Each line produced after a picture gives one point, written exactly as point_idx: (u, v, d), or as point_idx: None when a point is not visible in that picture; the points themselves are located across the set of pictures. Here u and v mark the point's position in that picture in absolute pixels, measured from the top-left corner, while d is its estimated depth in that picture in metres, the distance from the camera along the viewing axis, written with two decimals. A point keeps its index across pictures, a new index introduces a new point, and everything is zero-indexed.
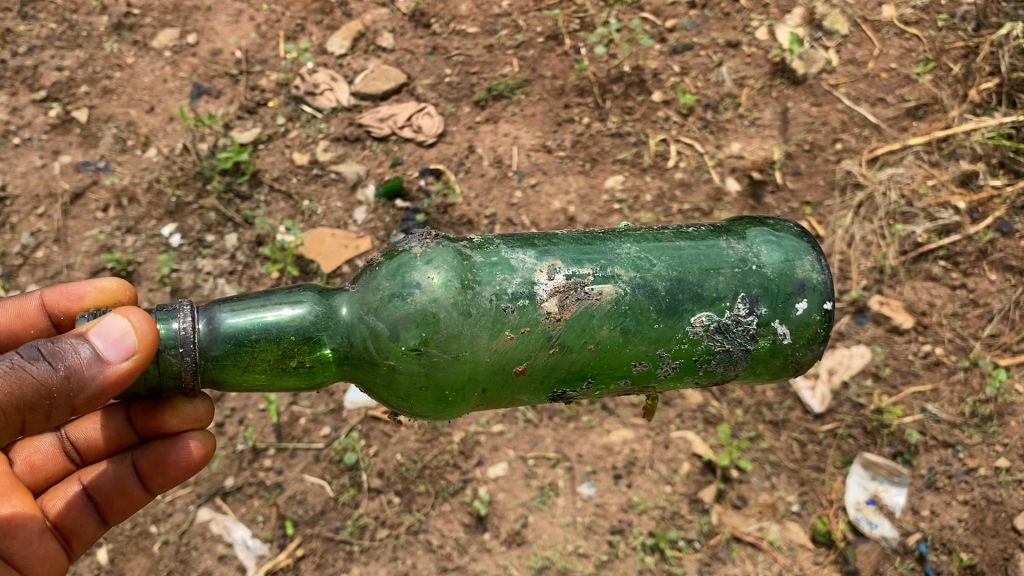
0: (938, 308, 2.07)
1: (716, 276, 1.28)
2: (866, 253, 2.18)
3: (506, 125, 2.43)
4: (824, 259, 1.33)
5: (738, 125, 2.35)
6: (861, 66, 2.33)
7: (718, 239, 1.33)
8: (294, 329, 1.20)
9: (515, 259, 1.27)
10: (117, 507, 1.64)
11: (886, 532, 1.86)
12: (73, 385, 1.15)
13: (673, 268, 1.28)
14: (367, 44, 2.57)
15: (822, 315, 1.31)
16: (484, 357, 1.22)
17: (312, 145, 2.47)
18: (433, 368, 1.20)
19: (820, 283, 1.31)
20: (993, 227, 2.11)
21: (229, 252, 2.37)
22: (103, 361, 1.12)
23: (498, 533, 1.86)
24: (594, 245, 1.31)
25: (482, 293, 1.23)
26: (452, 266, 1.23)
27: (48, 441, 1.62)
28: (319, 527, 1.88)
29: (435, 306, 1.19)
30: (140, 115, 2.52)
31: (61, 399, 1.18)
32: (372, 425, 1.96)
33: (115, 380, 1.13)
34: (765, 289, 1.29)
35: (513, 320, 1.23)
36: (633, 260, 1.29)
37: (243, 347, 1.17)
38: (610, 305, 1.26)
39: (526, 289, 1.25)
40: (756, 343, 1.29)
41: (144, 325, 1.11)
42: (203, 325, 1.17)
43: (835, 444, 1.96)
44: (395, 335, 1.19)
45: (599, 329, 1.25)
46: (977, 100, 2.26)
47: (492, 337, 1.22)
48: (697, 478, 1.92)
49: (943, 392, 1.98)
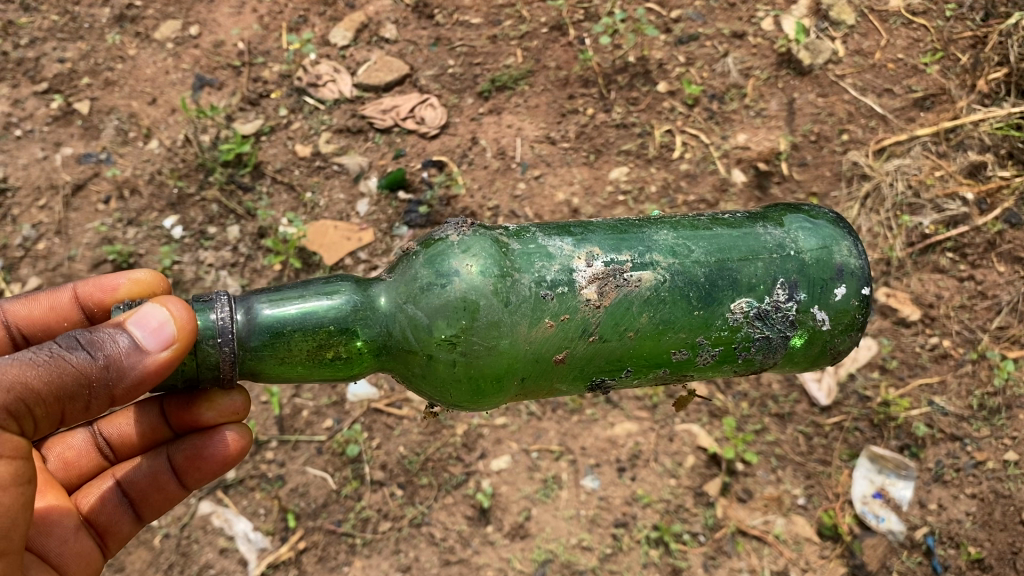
0: (945, 300, 2.05)
1: (755, 263, 1.24)
2: (873, 245, 2.17)
3: (510, 117, 2.42)
4: (861, 244, 1.30)
5: (743, 116, 2.33)
6: (868, 56, 2.31)
7: (754, 225, 1.29)
8: (332, 319, 1.15)
9: (551, 247, 1.23)
10: (151, 503, 1.59)
11: (892, 526, 1.85)
12: (113, 375, 1.09)
13: (713, 254, 1.24)
14: (370, 34, 2.55)
15: (861, 301, 1.27)
16: (523, 345, 1.17)
17: (314, 137, 2.46)
18: (472, 357, 1.15)
19: (858, 267, 1.27)
20: (1002, 218, 2.08)
21: (231, 244, 2.35)
22: (146, 348, 1.06)
23: (502, 526, 1.85)
24: (631, 233, 1.27)
25: (520, 280, 1.18)
26: (489, 253, 1.18)
27: (81, 437, 1.58)
28: (322, 520, 1.87)
29: (473, 293, 1.15)
30: (142, 107, 2.51)
31: (100, 390, 1.11)
32: (375, 417, 1.95)
33: (156, 371, 1.07)
34: (804, 275, 1.25)
35: (552, 307, 1.19)
36: (671, 247, 1.25)
37: (280, 337, 1.13)
38: (650, 292, 1.21)
39: (564, 276, 1.21)
40: (795, 329, 1.26)
41: (183, 313, 1.07)
42: (241, 315, 1.12)
43: (842, 437, 1.94)
44: (431, 324, 1.14)
45: (638, 317, 1.21)
46: (986, 90, 2.23)
47: (530, 325, 1.18)
48: (702, 471, 1.90)
49: (950, 384, 1.96)
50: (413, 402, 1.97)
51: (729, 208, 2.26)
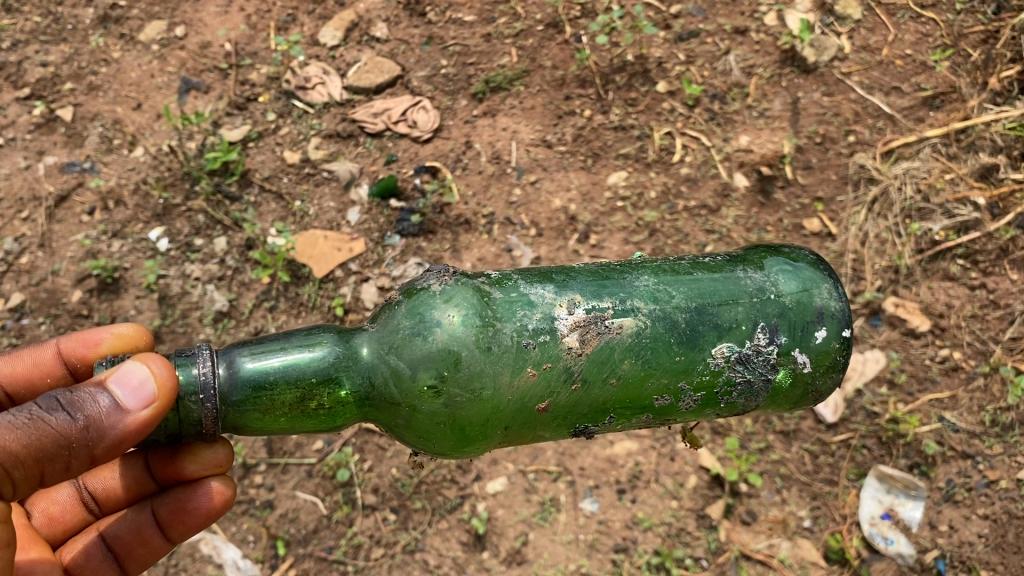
0: (957, 309, 1.97)
1: (734, 307, 1.21)
2: (881, 252, 2.09)
3: (505, 119, 2.34)
4: (841, 287, 1.27)
5: (746, 117, 2.24)
6: (875, 52, 2.22)
7: (734, 269, 1.26)
8: (313, 371, 1.14)
9: (533, 294, 1.21)
10: (135, 557, 1.55)
11: (902, 549, 1.78)
12: (93, 435, 1.06)
13: (693, 298, 1.22)
14: (361, 33, 2.47)
15: (841, 343, 1.25)
16: (506, 394, 1.15)
17: (303, 142, 2.38)
18: (455, 407, 1.13)
19: (837, 310, 1.24)
20: (1015, 224, 1.99)
21: (218, 257, 2.28)
22: (126, 409, 1.04)
23: (497, 552, 1.80)
24: (611, 279, 1.24)
25: (503, 329, 1.16)
26: (472, 303, 1.16)
27: (66, 492, 1.57)
28: (313, 547, 1.83)
29: (456, 344, 1.13)
30: (127, 113, 2.44)
31: (81, 453, 1.08)
32: (367, 439, 1.89)
33: (137, 429, 1.05)
34: (785, 318, 1.22)
35: (534, 356, 1.16)
36: (651, 292, 1.22)
37: (264, 391, 1.11)
38: (632, 338, 1.19)
39: (546, 324, 1.18)
40: (776, 372, 1.22)
41: (165, 372, 1.04)
42: (223, 369, 1.10)
43: (849, 456, 1.88)
44: (415, 374, 1.13)
45: (621, 363, 1.18)
46: (998, 88, 2.14)
47: (513, 373, 1.15)
48: (705, 492, 1.85)
49: (961, 399, 1.89)
50: None
51: (731, 214, 2.18)
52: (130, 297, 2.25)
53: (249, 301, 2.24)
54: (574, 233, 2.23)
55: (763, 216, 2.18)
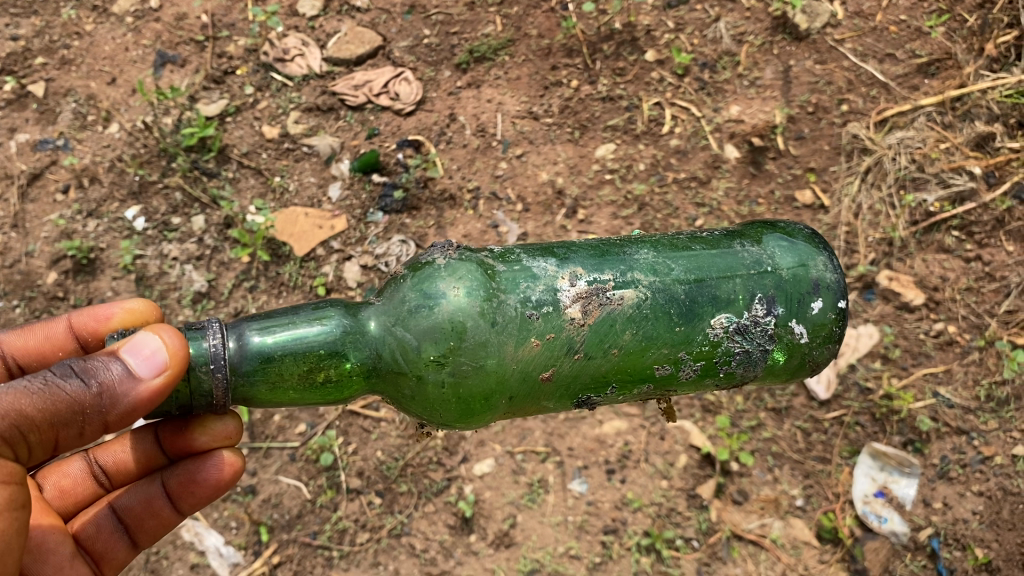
0: (951, 282, 1.93)
1: (732, 280, 1.17)
2: (875, 224, 2.05)
3: (490, 90, 2.28)
4: (837, 259, 1.22)
5: (736, 87, 2.19)
6: (868, 18, 2.16)
7: (731, 242, 1.22)
8: (322, 344, 1.08)
9: (536, 267, 1.17)
10: (147, 529, 1.50)
11: (896, 527, 1.76)
12: (107, 403, 1.00)
13: (692, 271, 1.17)
14: (340, 3, 2.39)
15: (837, 315, 1.20)
16: (511, 364, 1.11)
17: (282, 117, 2.32)
18: (461, 376, 1.09)
19: (833, 282, 1.20)
20: (1011, 194, 1.95)
21: (196, 236, 2.22)
22: (138, 377, 0.98)
23: (485, 535, 1.77)
24: (612, 252, 1.20)
25: (507, 300, 1.12)
26: (476, 276, 1.12)
27: (77, 466, 1.50)
28: (297, 532, 1.79)
29: (460, 314, 1.08)
30: (101, 88, 2.36)
31: (96, 420, 1.03)
32: (351, 421, 1.86)
33: (151, 397, 0.99)
34: (781, 290, 1.18)
35: (538, 326, 1.12)
36: (651, 265, 1.18)
37: (272, 362, 1.05)
38: (633, 309, 1.15)
39: (550, 296, 1.15)
40: (774, 344, 1.18)
41: (176, 341, 0.99)
42: (233, 342, 1.04)
43: (842, 433, 1.84)
44: (420, 345, 1.08)
45: (622, 334, 1.14)
46: (995, 54, 2.09)
47: (518, 343, 1.11)
48: (695, 472, 1.81)
49: (956, 373, 1.86)
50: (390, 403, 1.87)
51: (722, 185, 2.14)
52: (107, 278, 2.20)
53: (229, 281, 2.19)
54: (562, 208, 2.19)
55: (754, 187, 2.13)
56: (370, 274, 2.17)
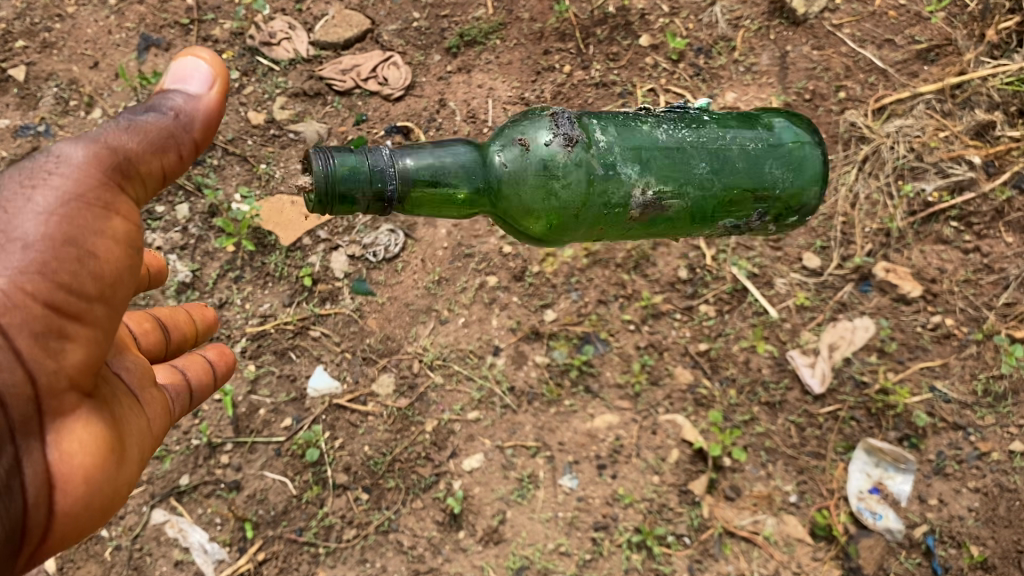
0: (949, 274, 1.89)
1: (729, 148, 1.34)
2: (871, 214, 1.98)
3: (480, 75, 2.25)
4: (824, 146, 1.41)
5: (732, 72, 2.15)
6: (867, 4, 2.13)
7: (741, 123, 1.38)
8: (405, 175, 1.17)
9: (565, 116, 1.28)
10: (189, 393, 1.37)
11: (891, 524, 1.72)
12: (187, 122, 1.00)
13: (702, 139, 1.34)
14: None
15: (818, 190, 1.39)
16: (551, 194, 1.25)
17: (268, 103, 2.27)
18: (511, 198, 1.24)
19: (815, 161, 1.39)
20: (1010, 184, 1.93)
21: (181, 225, 2.12)
22: (194, 94, 1.01)
23: (474, 531, 1.74)
24: (632, 120, 1.34)
25: (538, 140, 1.25)
26: (528, 125, 1.27)
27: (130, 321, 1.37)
28: (283, 528, 1.76)
29: (512, 162, 1.24)
30: (83, 71, 2.32)
31: (157, 174, 1.00)
32: (338, 415, 1.87)
33: (206, 123, 1.02)
34: (774, 162, 1.37)
35: (562, 161, 1.25)
36: (665, 133, 1.34)
37: (353, 181, 1.12)
38: (645, 153, 1.31)
39: (577, 137, 1.26)
40: (761, 205, 1.37)
41: (213, 58, 1.02)
42: (321, 162, 1.11)
43: (836, 428, 1.81)
44: (468, 176, 1.23)
45: (637, 175, 1.30)
46: (995, 40, 2.05)
47: (554, 177, 1.25)
48: (687, 467, 1.78)
49: (953, 367, 1.82)
50: (377, 398, 1.89)
51: None
52: None
53: (212, 272, 2.07)
54: None
55: None
56: (358, 264, 2.04)
